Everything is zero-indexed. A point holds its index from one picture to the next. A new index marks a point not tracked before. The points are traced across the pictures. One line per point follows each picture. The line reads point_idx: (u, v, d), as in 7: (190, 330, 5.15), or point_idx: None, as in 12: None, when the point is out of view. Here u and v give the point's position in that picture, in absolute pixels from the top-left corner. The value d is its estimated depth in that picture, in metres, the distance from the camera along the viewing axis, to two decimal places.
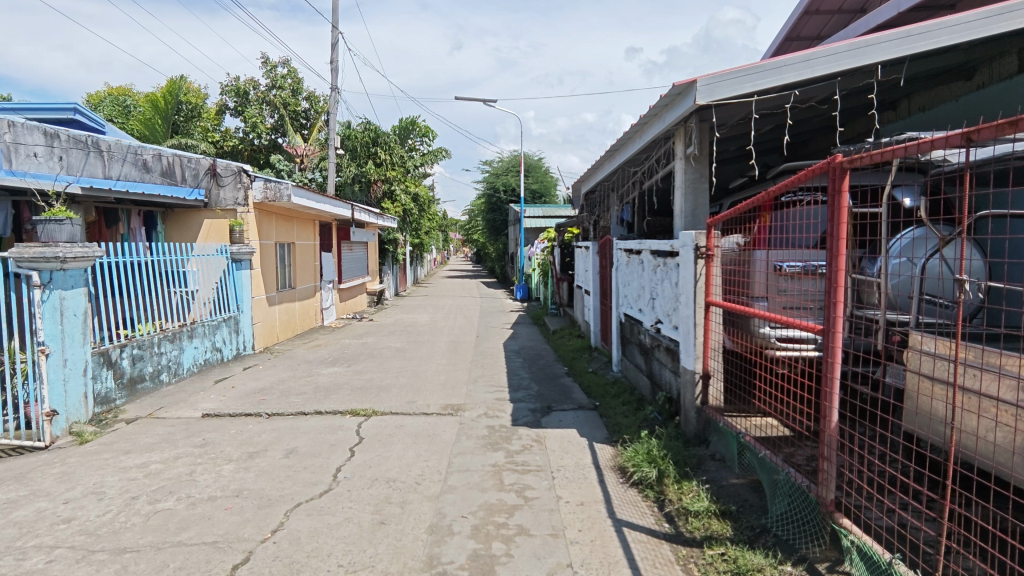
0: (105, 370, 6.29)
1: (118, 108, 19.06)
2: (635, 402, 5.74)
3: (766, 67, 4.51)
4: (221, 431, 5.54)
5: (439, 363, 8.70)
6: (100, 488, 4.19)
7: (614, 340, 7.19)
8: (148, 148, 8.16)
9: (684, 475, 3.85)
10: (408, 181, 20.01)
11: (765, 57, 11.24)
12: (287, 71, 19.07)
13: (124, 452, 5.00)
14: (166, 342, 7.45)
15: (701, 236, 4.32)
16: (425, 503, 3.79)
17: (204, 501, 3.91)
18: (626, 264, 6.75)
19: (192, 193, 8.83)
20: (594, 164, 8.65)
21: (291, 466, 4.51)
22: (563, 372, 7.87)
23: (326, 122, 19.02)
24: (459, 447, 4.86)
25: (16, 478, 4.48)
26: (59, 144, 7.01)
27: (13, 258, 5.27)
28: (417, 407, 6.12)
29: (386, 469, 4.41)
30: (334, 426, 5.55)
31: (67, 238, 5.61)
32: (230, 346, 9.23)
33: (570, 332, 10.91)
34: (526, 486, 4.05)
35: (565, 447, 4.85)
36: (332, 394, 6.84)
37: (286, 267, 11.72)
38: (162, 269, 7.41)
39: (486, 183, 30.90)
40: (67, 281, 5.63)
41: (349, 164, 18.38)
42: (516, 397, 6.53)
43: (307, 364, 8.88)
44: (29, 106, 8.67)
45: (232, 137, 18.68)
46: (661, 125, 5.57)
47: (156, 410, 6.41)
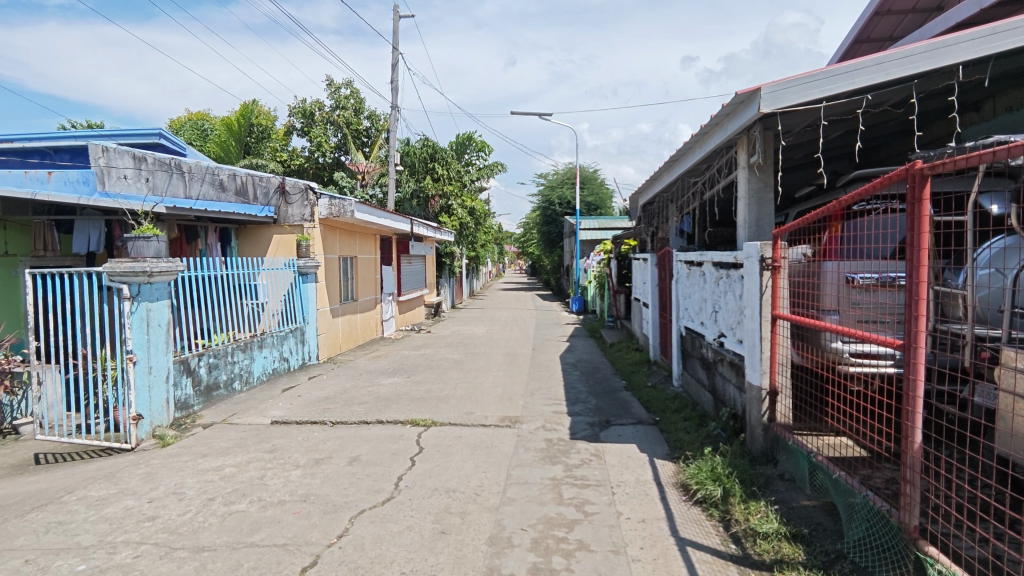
0: (184, 377, 6.68)
1: (197, 132, 20.45)
2: (697, 418, 5.58)
3: (834, 73, 4.36)
4: (289, 438, 5.78)
5: (496, 375, 8.76)
6: (180, 489, 4.46)
7: (674, 353, 7.05)
8: (224, 168, 8.70)
9: (751, 494, 3.70)
10: (464, 196, 20.39)
11: (832, 61, 10.81)
12: (350, 91, 19.88)
13: (202, 455, 5.29)
14: (239, 351, 7.86)
15: (767, 247, 4.19)
16: (485, 515, 3.82)
17: (274, 505, 4.08)
18: (687, 276, 6.61)
19: (263, 211, 9.32)
20: (652, 176, 8.55)
21: (354, 474, 4.64)
22: (622, 387, 7.77)
23: (386, 140, 19.68)
24: (518, 460, 4.88)
25: (106, 476, 4.82)
26: (146, 166, 7.60)
27: (107, 273, 5.74)
28: (476, 419, 6.18)
29: (446, 479, 4.47)
30: (395, 435, 5.67)
31: (154, 254, 6.02)
32: (297, 355, 9.64)
33: (628, 346, 10.76)
34: (586, 500, 4.02)
35: (625, 463, 4.77)
36: (392, 404, 7.00)
37: (349, 280, 12.14)
38: (234, 282, 7.82)
39: (541, 196, 31.05)
40: (153, 293, 6.03)
41: (408, 180, 18.92)
42: (573, 411, 6.49)
43: (369, 374, 9.14)
44: (120, 133, 9.42)
45: (299, 156, 19.63)
46: (722, 134, 5.45)
47: (229, 416, 6.75)
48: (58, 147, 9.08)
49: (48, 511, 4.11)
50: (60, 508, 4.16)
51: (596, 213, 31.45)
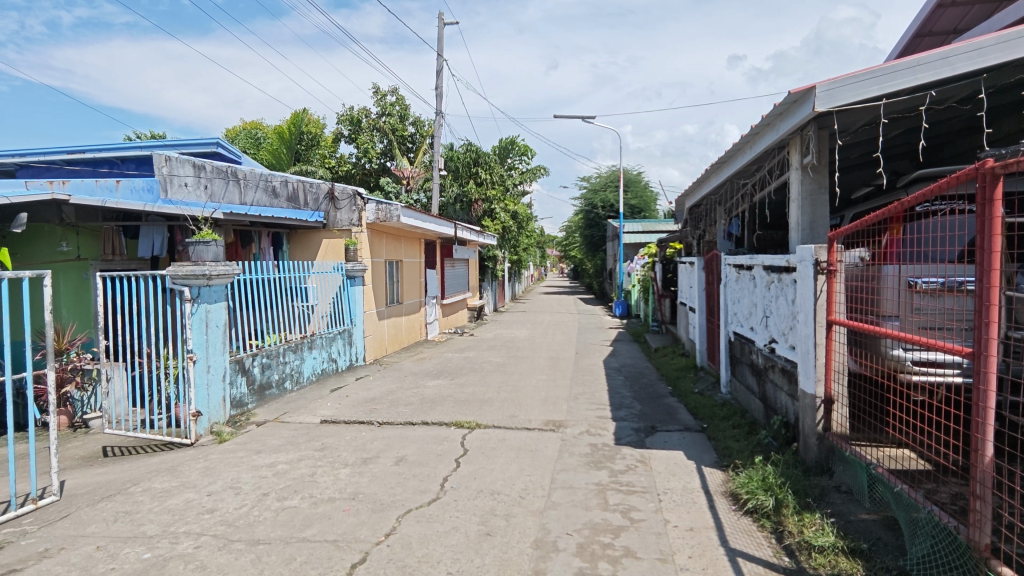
0: (239, 376, 6.96)
1: (251, 140, 21.29)
2: (746, 425, 5.44)
3: (895, 68, 4.18)
4: (338, 437, 5.93)
5: (539, 378, 8.74)
6: (236, 483, 4.63)
7: (722, 359, 6.89)
8: (277, 175, 9.07)
9: (806, 505, 3.57)
10: (507, 200, 20.47)
11: (891, 57, 10.38)
12: (396, 98, 20.26)
13: (256, 452, 5.49)
14: (290, 352, 8.12)
15: (822, 250, 4.05)
16: (530, 518, 3.82)
17: (324, 502, 4.19)
18: (736, 280, 6.45)
19: (313, 216, 9.61)
20: (699, 177, 8.38)
21: (401, 474, 4.72)
22: (668, 392, 7.63)
23: (431, 145, 19.99)
24: (562, 464, 4.86)
25: (169, 470, 5.06)
26: (204, 174, 8.01)
27: (170, 276, 6.02)
28: (519, 422, 6.19)
29: (491, 481, 4.50)
30: (440, 437, 5.74)
31: (213, 258, 6.28)
32: (345, 357, 9.89)
33: (673, 351, 10.56)
34: (632, 507, 3.97)
35: (671, 470, 4.69)
36: (437, 406, 7.09)
37: (394, 283, 12.38)
38: (286, 285, 8.08)
39: (583, 199, 30.85)
40: (213, 296, 6.30)
41: (451, 184, 19.13)
42: (618, 416, 6.42)
43: (413, 376, 9.28)
44: (181, 143, 9.90)
45: (346, 162, 20.12)
46: (774, 134, 5.30)
47: (281, 414, 6.98)
48: (125, 157, 9.62)
49: (116, 500, 4.34)
50: (127, 499, 4.39)
51: (639, 216, 31.04)
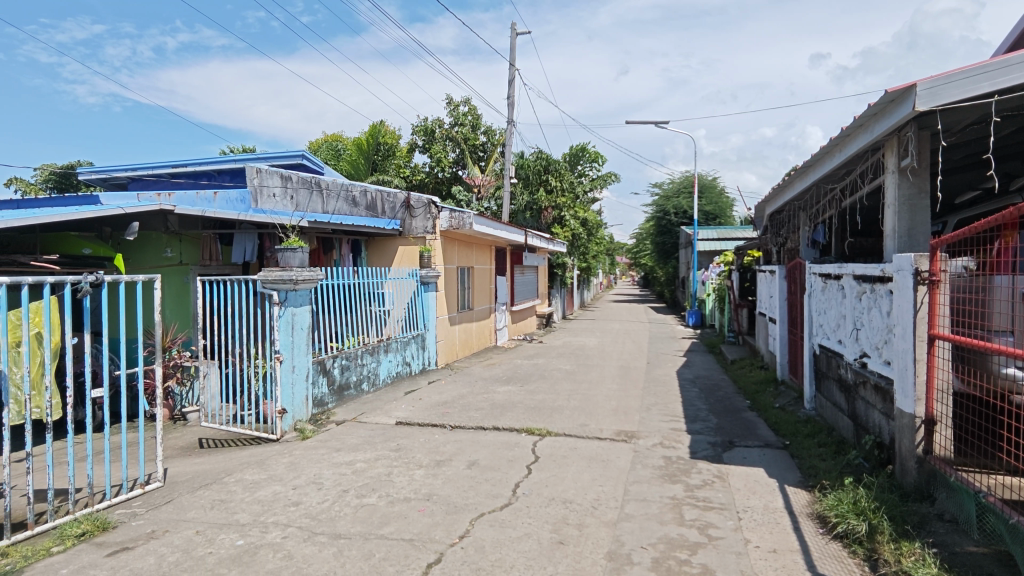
0: (321, 377, 7.31)
1: (332, 152, 22.38)
2: (834, 445, 5.13)
3: (1007, 63, 3.87)
4: (412, 438, 6.10)
5: (610, 388, 8.61)
6: (319, 479, 4.86)
7: (806, 373, 6.55)
8: (357, 185, 9.48)
9: (904, 533, 3.33)
10: (577, 207, 20.36)
11: (1000, 51, 9.57)
12: (468, 108, 20.68)
13: (336, 450, 5.74)
14: (367, 355, 8.45)
15: (922, 260, 3.77)
16: (603, 529, 3.77)
17: (401, 501, 4.32)
18: (822, 290, 6.12)
19: (390, 224, 9.93)
20: (783, 183, 7.99)
21: (473, 477, 4.79)
22: (746, 407, 7.32)
23: (502, 154, 20.27)
24: (635, 476, 4.76)
25: (258, 463, 5.38)
26: (291, 185, 8.53)
27: (261, 280, 6.44)
28: (590, 431, 6.13)
29: (563, 489, 4.48)
30: (511, 442, 5.78)
31: (299, 263, 6.61)
32: (418, 360, 10.17)
33: (751, 363, 10.12)
34: (709, 523, 3.83)
35: (752, 487, 4.49)
36: (507, 412, 7.13)
37: (466, 290, 12.62)
38: (365, 290, 8.41)
39: (655, 206, 30.19)
40: (298, 300, 6.65)
41: (522, 192, 19.29)
42: (693, 429, 6.22)
43: (484, 382, 9.40)
44: (270, 155, 10.57)
45: (420, 171, 20.68)
46: (867, 136, 4.99)
47: (359, 414, 7.26)
48: (222, 170, 10.39)
49: (213, 489, 4.67)
50: (222, 488, 4.70)
51: (714, 222, 30.03)
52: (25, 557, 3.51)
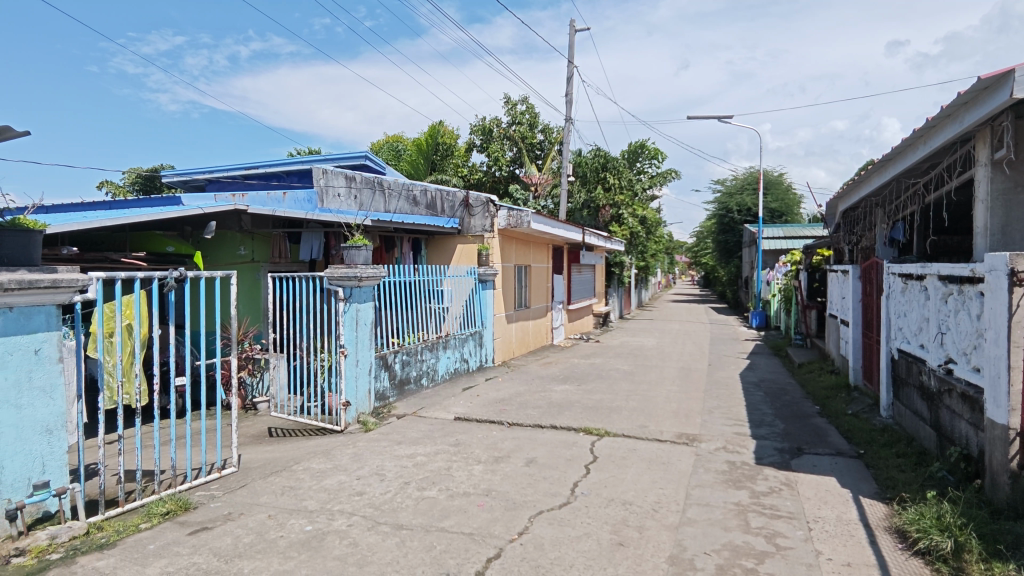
0: (383, 371, 7.53)
1: (393, 152, 22.93)
2: (914, 456, 4.83)
3: None
4: (471, 434, 6.17)
5: (670, 389, 8.43)
6: (381, 470, 5.01)
7: (883, 379, 6.19)
8: (418, 185, 9.72)
9: (996, 553, 3.09)
10: (636, 205, 19.97)
11: None
12: (526, 107, 20.70)
13: (397, 443, 5.89)
14: (427, 350, 8.63)
15: (1019, 258, 3.48)
16: (664, 532, 3.70)
17: (461, 495, 4.38)
18: (902, 292, 5.77)
19: (449, 222, 10.08)
20: (858, 178, 7.55)
21: (532, 475, 4.80)
22: (815, 413, 7.00)
23: (559, 152, 20.21)
24: (697, 479, 4.65)
25: (324, 453, 5.59)
26: (355, 185, 8.86)
27: (328, 277, 6.65)
28: (650, 432, 6.03)
29: (622, 490, 4.42)
30: (569, 441, 5.77)
31: (363, 261, 6.84)
32: (475, 357, 10.29)
33: (820, 368, 9.66)
34: (777, 532, 3.69)
35: (823, 497, 4.29)
36: (565, 411, 7.11)
37: (523, 288, 12.66)
38: (425, 287, 8.57)
39: (718, 203, 29.26)
40: (362, 296, 6.83)
41: (579, 190, 19.16)
42: (758, 434, 6.01)
43: (541, 380, 9.41)
44: (335, 156, 10.94)
45: (478, 170, 20.79)
46: (955, 126, 4.67)
47: (419, 409, 7.42)
48: (290, 171, 10.85)
49: (283, 476, 4.89)
50: (292, 475, 4.92)
51: (781, 220, 28.84)
52: (117, 532, 3.78)
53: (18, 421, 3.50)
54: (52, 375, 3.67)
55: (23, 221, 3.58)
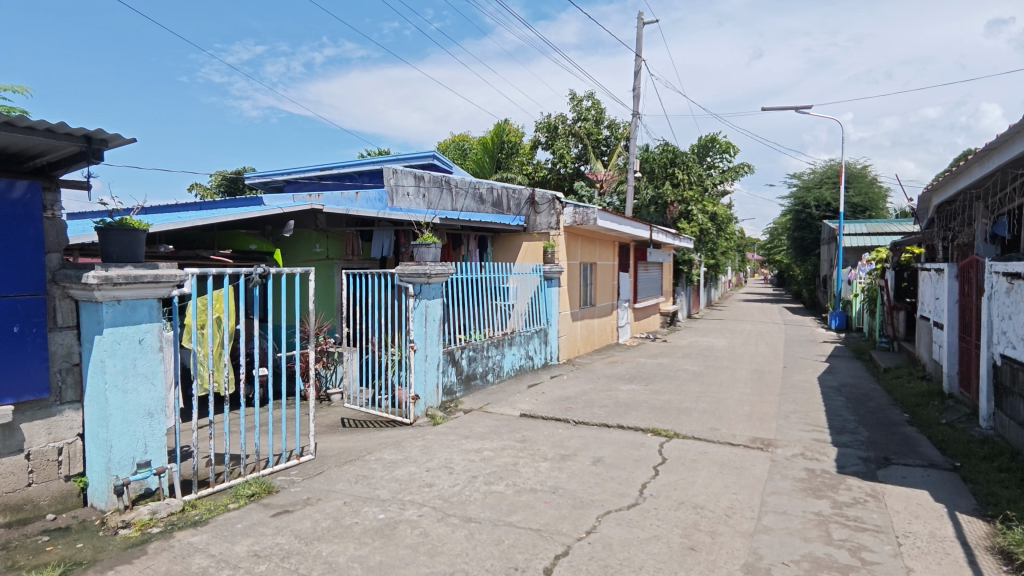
0: (450, 366, 7.68)
1: (458, 152, 23.26)
2: (1020, 471, 4.43)
3: None
4: (537, 431, 6.19)
5: (742, 392, 8.12)
6: (450, 463, 5.12)
7: (983, 387, 5.72)
8: (484, 183, 9.87)
9: None
10: (705, 200, 19.38)
11: None
12: (592, 103, 20.46)
13: (465, 437, 5.99)
14: (493, 347, 8.73)
15: None
16: (738, 539, 3.58)
17: (528, 492, 4.41)
18: (1006, 292, 5.30)
19: (515, 220, 10.16)
20: (955, 169, 6.98)
21: (599, 474, 4.76)
22: (904, 421, 6.55)
23: (625, 148, 19.88)
24: (773, 486, 4.45)
25: (395, 444, 5.77)
26: (423, 184, 9.10)
27: (399, 274, 6.84)
28: (722, 436, 5.84)
29: (693, 494, 4.31)
30: (637, 442, 5.68)
31: (432, 258, 6.99)
32: (540, 355, 10.31)
33: (909, 373, 9.01)
34: (862, 545, 3.49)
35: (913, 511, 4.01)
36: (631, 411, 6.99)
37: (588, 286, 12.56)
38: (491, 284, 8.66)
39: (794, 198, 27.85)
40: (431, 293, 6.99)
41: (646, 186, 18.73)
42: (840, 441, 5.69)
43: (607, 379, 9.30)
44: (404, 155, 11.24)
45: (543, 168, 20.76)
46: None
47: (485, 404, 7.51)
48: (362, 172, 11.23)
49: (357, 465, 5.09)
50: (365, 465, 5.11)
51: (864, 215, 27.10)
52: (209, 510, 4.06)
53: (125, 404, 3.81)
54: (153, 363, 3.97)
55: (128, 221, 3.88)
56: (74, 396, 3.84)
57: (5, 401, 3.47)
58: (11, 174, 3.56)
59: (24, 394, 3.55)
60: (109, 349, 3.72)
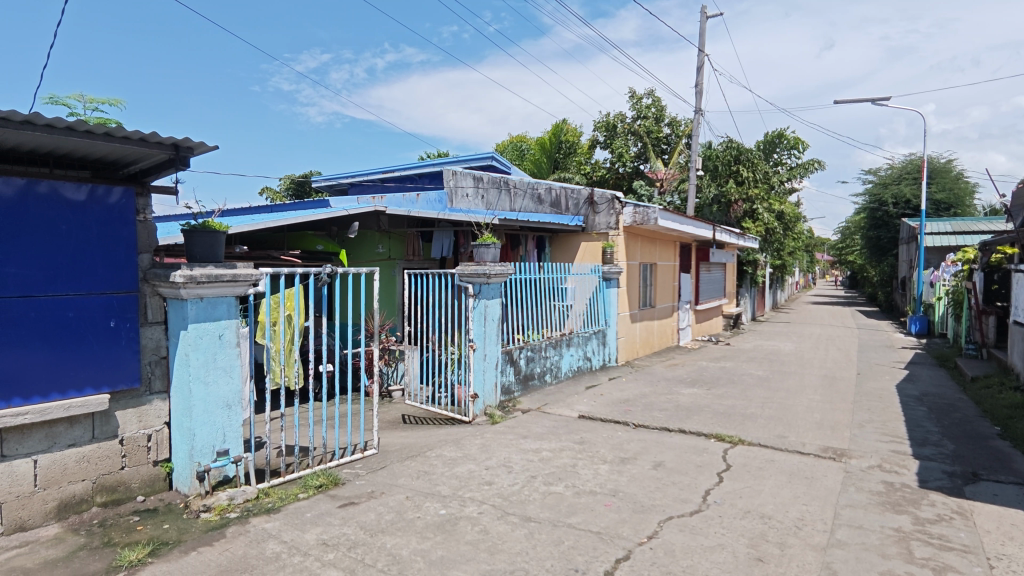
0: (509, 366, 7.73)
1: (516, 152, 23.38)
2: None
3: None
4: (595, 433, 6.15)
5: (812, 399, 7.77)
6: (509, 462, 5.16)
7: None
8: (542, 183, 9.91)
9: None
10: (771, 199, 18.72)
11: None
12: (652, 100, 20.06)
13: (523, 437, 6.02)
14: (551, 347, 8.73)
15: None
16: (809, 552, 3.43)
17: (587, 493, 4.38)
18: None
19: (573, 220, 10.14)
20: None
21: (660, 479, 4.68)
22: (995, 435, 6.08)
23: (687, 145, 19.41)
24: (847, 499, 4.24)
25: (454, 442, 5.87)
26: (483, 185, 9.20)
27: (459, 274, 6.92)
28: (790, 444, 5.61)
29: (760, 503, 4.16)
30: (699, 447, 5.54)
31: (492, 258, 7.04)
32: (598, 356, 10.21)
33: (1000, 382, 8.36)
34: (948, 566, 3.27)
35: (1006, 531, 3.72)
36: (693, 415, 6.82)
37: (648, 286, 12.33)
38: (549, 284, 8.65)
39: (869, 195, 26.37)
40: (491, 292, 7.04)
41: (709, 184, 18.10)
42: (921, 454, 5.35)
43: (667, 382, 9.11)
44: (464, 157, 11.40)
45: (601, 167, 20.55)
46: None
47: (543, 405, 7.53)
48: (423, 173, 11.47)
49: (418, 461, 5.21)
50: (426, 461, 5.23)
51: (949, 212, 25.28)
52: (281, 498, 4.26)
53: (206, 395, 4.06)
54: (232, 358, 4.20)
55: (210, 223, 4.13)
56: (162, 386, 4.11)
57: (102, 389, 3.76)
58: (107, 180, 3.86)
59: (118, 383, 3.83)
60: (193, 344, 3.98)
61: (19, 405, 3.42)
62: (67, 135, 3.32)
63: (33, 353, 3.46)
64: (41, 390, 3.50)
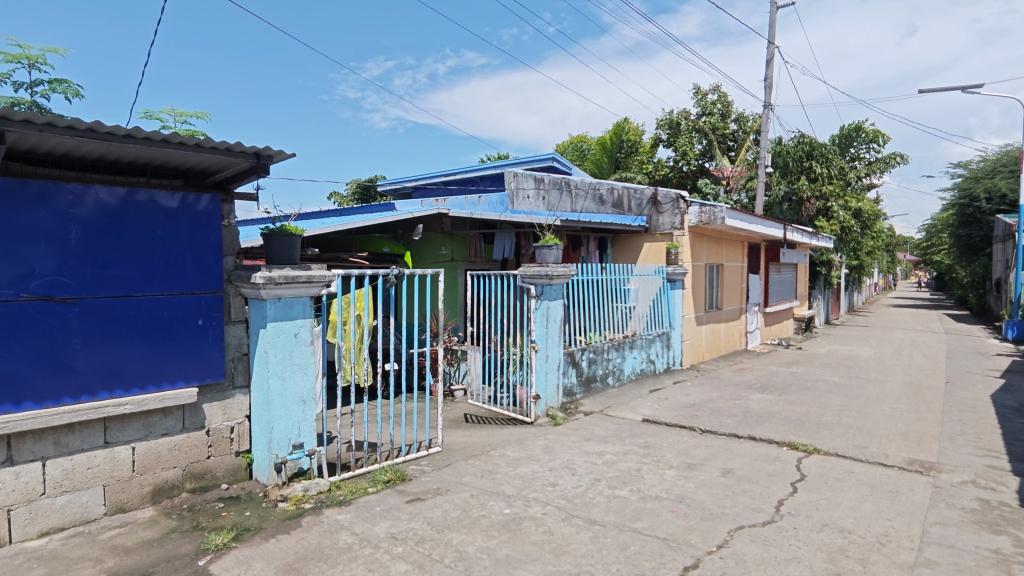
0: (570, 367, 7.70)
1: (577, 153, 23.29)
2: None
3: None
4: (661, 438, 6.02)
5: (895, 407, 7.30)
6: (572, 464, 5.14)
7: None
8: (605, 184, 9.84)
9: None
10: (847, 196, 17.77)
11: None
12: (718, 96, 19.46)
13: (586, 439, 5.98)
14: (613, 349, 8.62)
15: None
16: (895, 571, 3.23)
17: (653, 499, 4.30)
18: None
19: (636, 220, 9.99)
20: None
21: (730, 486, 4.53)
22: None
23: (755, 141, 18.69)
24: (937, 516, 3.96)
25: (517, 442, 5.90)
26: (543, 186, 9.24)
27: (521, 275, 6.96)
28: (871, 454, 5.30)
29: (839, 516, 3.95)
30: (771, 455, 5.32)
31: (554, 259, 7.02)
32: (662, 359, 10.00)
33: None
34: None
35: None
36: (764, 422, 6.56)
37: (714, 288, 11.97)
38: (612, 286, 8.55)
39: (958, 190, 24.55)
40: (553, 293, 7.03)
41: (778, 182, 17.41)
42: (1021, 470, 4.93)
43: (736, 387, 8.80)
44: (526, 159, 11.45)
45: (664, 166, 20.11)
46: None
47: (606, 407, 7.45)
48: (486, 176, 11.61)
49: (482, 460, 5.28)
50: (490, 460, 5.29)
51: None
52: (352, 492, 4.41)
53: (284, 390, 4.27)
54: (307, 355, 4.40)
55: (287, 227, 4.33)
56: (244, 381, 4.37)
57: (192, 382, 4.03)
58: (197, 188, 4.13)
59: (205, 377, 4.09)
60: (271, 341, 4.19)
61: (120, 396, 3.71)
62: (163, 146, 3.58)
63: (132, 348, 3.75)
64: (139, 382, 3.78)
